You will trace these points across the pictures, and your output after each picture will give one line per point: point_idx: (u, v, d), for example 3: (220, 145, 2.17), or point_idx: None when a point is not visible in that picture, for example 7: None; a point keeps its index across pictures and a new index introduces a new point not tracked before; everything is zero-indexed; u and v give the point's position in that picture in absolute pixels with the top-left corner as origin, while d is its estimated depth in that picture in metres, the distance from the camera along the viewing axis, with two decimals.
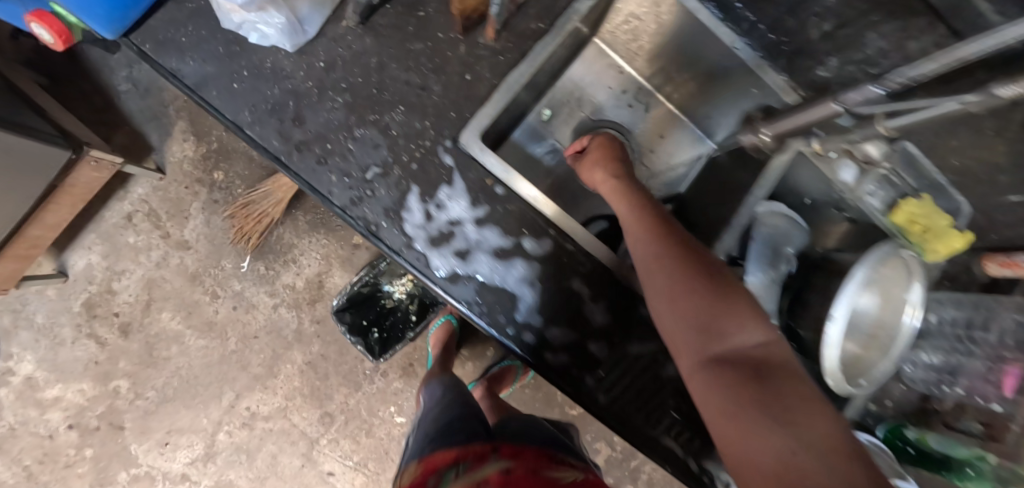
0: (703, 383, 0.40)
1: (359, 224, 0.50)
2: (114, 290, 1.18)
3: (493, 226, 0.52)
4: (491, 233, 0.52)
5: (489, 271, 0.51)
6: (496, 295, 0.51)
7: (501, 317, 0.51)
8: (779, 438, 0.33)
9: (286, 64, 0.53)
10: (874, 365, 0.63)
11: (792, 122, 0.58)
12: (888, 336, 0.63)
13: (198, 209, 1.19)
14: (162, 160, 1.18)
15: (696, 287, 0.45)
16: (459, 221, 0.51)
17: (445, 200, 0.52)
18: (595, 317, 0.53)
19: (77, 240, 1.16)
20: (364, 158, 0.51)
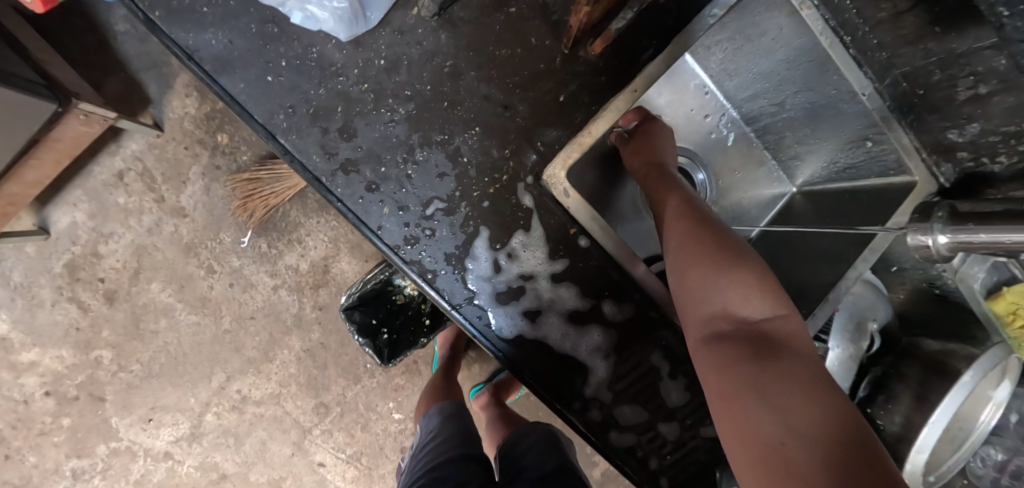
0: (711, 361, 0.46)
1: (439, 263, 0.61)
2: (100, 254, 1.08)
3: (569, 287, 0.61)
4: (568, 292, 0.61)
5: (560, 331, 0.62)
6: (564, 354, 0.62)
7: (569, 377, 0.62)
8: (777, 423, 0.38)
9: (349, 60, 0.58)
10: (945, 460, 0.57)
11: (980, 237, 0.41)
12: (961, 430, 0.57)
13: (197, 173, 1.09)
14: (160, 115, 1.06)
15: (711, 266, 0.48)
16: (535, 276, 0.61)
17: (524, 256, 0.61)
18: (669, 393, 0.63)
19: (61, 196, 1.06)
20: (431, 190, 0.60)
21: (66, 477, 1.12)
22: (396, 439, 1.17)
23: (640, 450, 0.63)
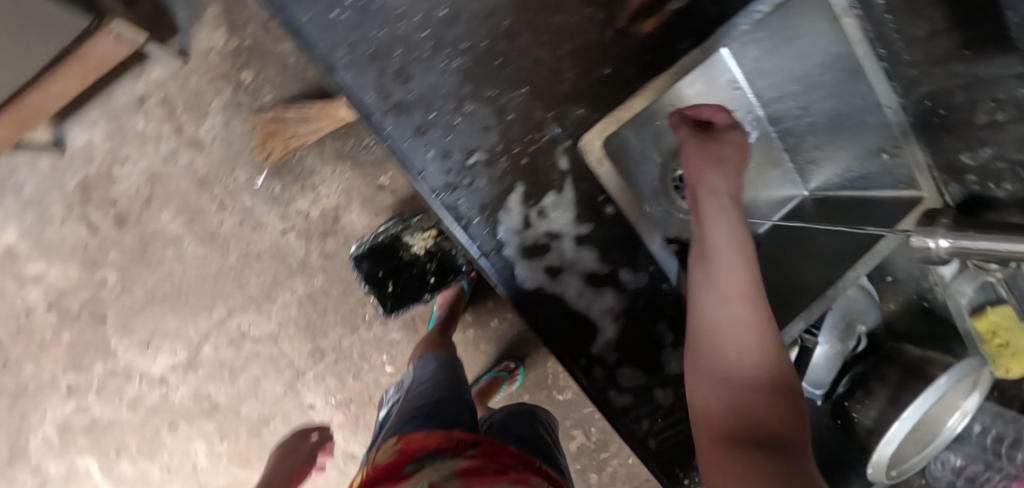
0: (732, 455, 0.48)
1: (472, 212, 0.63)
2: (113, 177, 1.09)
3: (591, 249, 0.65)
4: (589, 253, 0.66)
5: (576, 290, 0.66)
6: (575, 315, 0.66)
7: (576, 338, 0.66)
8: None
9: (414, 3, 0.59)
10: (909, 458, 0.60)
11: (985, 246, 0.45)
12: (929, 433, 0.60)
13: (218, 108, 1.09)
14: (186, 44, 1.06)
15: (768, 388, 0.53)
16: (561, 232, 0.65)
17: (552, 212, 0.64)
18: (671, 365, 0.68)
19: (80, 113, 1.06)
20: (474, 142, 0.62)
21: (61, 391, 1.15)
22: (385, 392, 1.21)
23: (632, 412, 0.68)
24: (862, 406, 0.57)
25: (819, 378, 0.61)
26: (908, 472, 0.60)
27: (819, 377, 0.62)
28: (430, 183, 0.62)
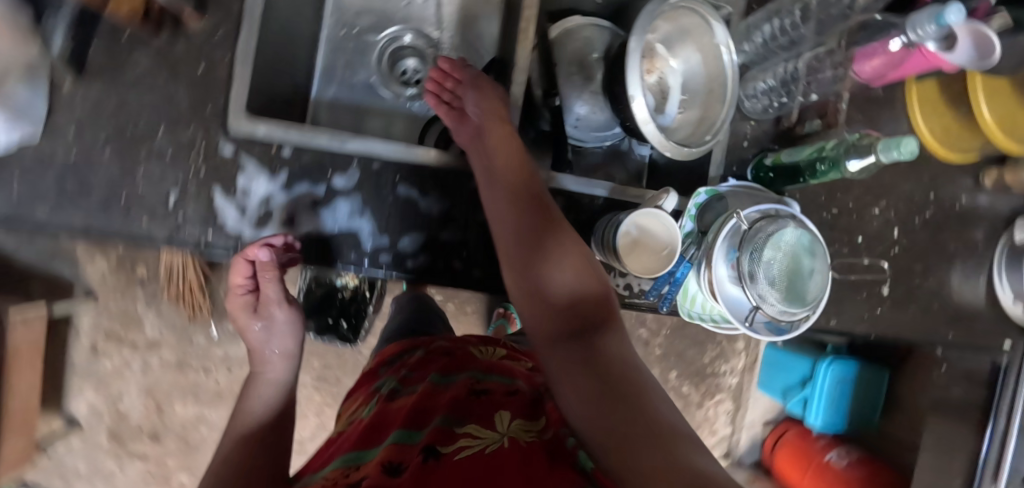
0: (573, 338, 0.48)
1: (186, 245, 0.55)
2: (124, 412, 1.24)
3: (301, 185, 0.56)
4: (302, 188, 0.56)
5: (317, 223, 0.57)
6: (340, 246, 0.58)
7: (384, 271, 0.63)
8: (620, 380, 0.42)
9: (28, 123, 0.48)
10: (720, 113, 0.64)
11: None
12: (719, 80, 0.65)
13: (143, 308, 1.22)
14: (86, 286, 1.19)
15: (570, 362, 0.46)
16: (270, 198, 0.56)
17: (248, 183, 0.56)
18: None
19: (66, 390, 1.21)
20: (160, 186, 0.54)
21: None
22: None
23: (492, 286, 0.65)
24: (624, 114, 0.60)
25: (600, 121, 0.66)
26: (728, 122, 0.64)
27: (604, 122, 0.67)
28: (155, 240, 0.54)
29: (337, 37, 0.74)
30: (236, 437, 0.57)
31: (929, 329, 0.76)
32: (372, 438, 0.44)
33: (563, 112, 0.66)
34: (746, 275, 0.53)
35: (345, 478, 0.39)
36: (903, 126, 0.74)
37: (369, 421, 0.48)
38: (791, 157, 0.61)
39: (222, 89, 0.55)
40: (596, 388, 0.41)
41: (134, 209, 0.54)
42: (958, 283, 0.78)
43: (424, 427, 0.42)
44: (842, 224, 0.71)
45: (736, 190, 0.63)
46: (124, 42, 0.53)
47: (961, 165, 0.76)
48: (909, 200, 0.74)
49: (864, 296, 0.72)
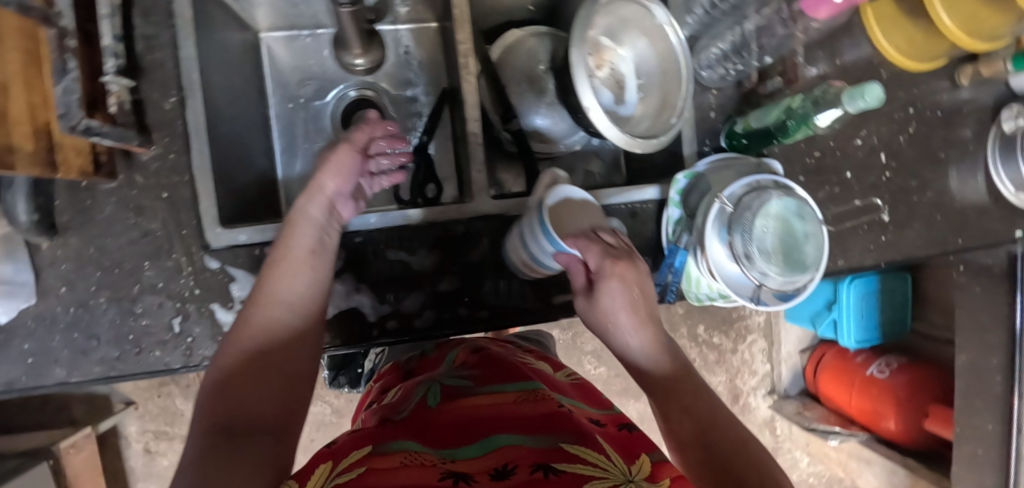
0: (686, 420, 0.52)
1: (202, 364, 0.56)
2: None
3: None
4: None
5: None
6: (337, 325, 0.57)
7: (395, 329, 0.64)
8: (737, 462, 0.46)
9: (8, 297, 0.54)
10: (680, 93, 0.63)
11: None
12: (672, 60, 0.63)
13: (183, 401, 1.19)
14: (122, 395, 1.18)
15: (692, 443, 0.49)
16: None
17: (242, 292, 0.56)
18: None
19: None
20: (163, 316, 0.56)
21: None
22: None
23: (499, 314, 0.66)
24: (583, 120, 0.59)
25: (565, 129, 0.65)
26: (690, 100, 0.63)
27: (570, 127, 0.66)
28: (173, 367, 0.56)
29: (286, 112, 0.73)
30: (231, 463, 0.39)
31: (938, 240, 0.76)
32: (454, 436, 0.49)
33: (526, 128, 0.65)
34: (742, 256, 0.53)
35: (442, 464, 0.42)
36: (866, 49, 0.72)
37: (444, 417, 0.53)
38: (759, 121, 0.60)
39: (193, 207, 0.56)
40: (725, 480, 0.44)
41: (144, 346, 0.56)
42: (959, 188, 0.77)
43: (488, 436, 0.47)
44: (827, 165, 0.70)
45: (713, 165, 0.62)
46: (84, 190, 0.54)
47: (933, 71, 0.75)
48: (889, 121, 0.73)
49: (866, 227, 0.72)
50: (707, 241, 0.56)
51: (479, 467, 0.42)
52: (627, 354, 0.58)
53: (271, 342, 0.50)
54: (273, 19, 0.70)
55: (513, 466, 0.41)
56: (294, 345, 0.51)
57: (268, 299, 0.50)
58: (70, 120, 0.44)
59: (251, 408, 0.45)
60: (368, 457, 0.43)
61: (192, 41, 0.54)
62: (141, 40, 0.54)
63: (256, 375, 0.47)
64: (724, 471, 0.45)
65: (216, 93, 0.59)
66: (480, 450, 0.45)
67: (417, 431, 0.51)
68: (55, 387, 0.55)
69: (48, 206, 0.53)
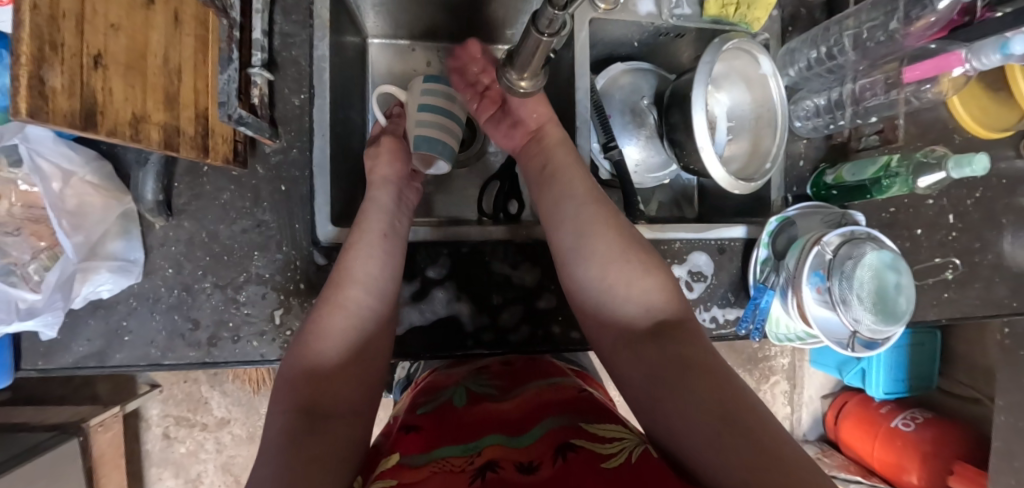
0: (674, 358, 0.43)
1: None
2: None
3: None
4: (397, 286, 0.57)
5: (418, 316, 0.57)
6: (433, 332, 0.57)
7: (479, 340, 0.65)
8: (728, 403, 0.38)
9: None
10: (774, 140, 0.66)
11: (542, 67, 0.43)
12: (769, 108, 0.66)
13: (208, 389, 1.17)
14: (148, 377, 1.16)
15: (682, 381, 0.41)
16: None
17: None
18: None
19: (145, 480, 1.17)
20: (265, 306, 0.56)
21: None
22: None
23: None
24: (687, 157, 0.61)
25: (656, 163, 0.68)
26: (783, 148, 0.66)
27: (663, 160, 0.68)
28: (268, 358, 0.56)
29: (382, 115, 0.75)
30: (302, 450, 0.37)
31: (995, 302, 0.78)
32: (472, 434, 0.44)
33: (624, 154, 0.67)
34: (840, 301, 0.55)
35: (471, 464, 0.39)
36: (942, 113, 0.76)
37: (468, 417, 0.47)
38: (855, 175, 0.62)
39: (307, 202, 0.57)
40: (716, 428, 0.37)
41: (242, 334, 0.56)
42: (1017, 254, 0.80)
43: (523, 433, 0.43)
44: (901, 220, 0.73)
45: (804, 211, 0.64)
46: (205, 175, 0.55)
47: (1000, 140, 0.79)
48: (958, 184, 0.76)
49: (931, 283, 0.74)
50: (802, 285, 0.57)
51: (511, 459, 0.39)
52: (607, 296, 0.49)
53: (343, 316, 0.47)
54: (383, 26, 0.72)
55: (540, 461, 0.38)
56: (371, 323, 0.49)
57: (344, 277, 0.49)
58: (228, 108, 0.45)
59: (333, 387, 0.43)
60: (397, 467, 0.39)
61: (328, 42, 0.56)
62: (281, 35, 0.56)
63: (338, 344, 0.46)
64: (703, 435, 0.37)
65: (336, 92, 0.61)
66: (519, 445, 0.41)
67: (450, 426, 0.46)
68: (146, 367, 0.55)
69: (170, 186, 0.53)
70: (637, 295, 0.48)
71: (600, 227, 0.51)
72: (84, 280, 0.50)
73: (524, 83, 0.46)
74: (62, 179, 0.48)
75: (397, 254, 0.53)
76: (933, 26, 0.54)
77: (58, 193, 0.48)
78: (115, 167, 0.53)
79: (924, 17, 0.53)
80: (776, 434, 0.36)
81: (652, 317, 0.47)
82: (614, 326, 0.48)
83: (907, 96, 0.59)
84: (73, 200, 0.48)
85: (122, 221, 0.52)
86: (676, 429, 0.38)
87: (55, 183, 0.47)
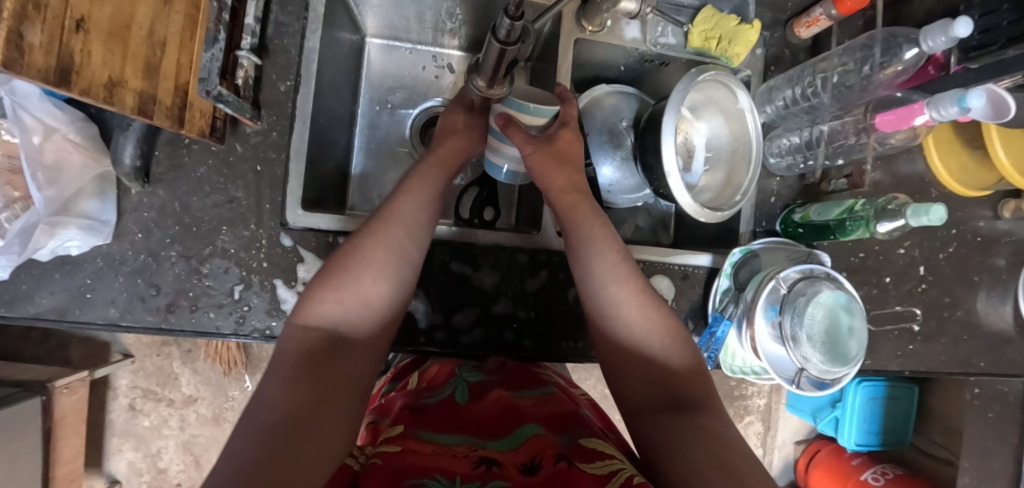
0: (681, 404, 0.46)
1: (251, 334, 0.57)
2: (163, 469, 1.18)
3: None
4: None
5: None
6: None
7: None
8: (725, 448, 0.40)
9: None
10: (745, 175, 0.66)
11: (492, 71, 0.44)
12: (744, 142, 0.67)
13: (180, 365, 1.18)
14: (122, 346, 1.17)
15: (685, 421, 0.44)
16: None
17: (308, 274, 0.58)
18: None
19: (105, 450, 1.17)
20: (226, 281, 0.57)
21: None
22: None
23: None
24: (657, 181, 0.62)
25: (630, 184, 0.70)
26: (754, 182, 0.67)
27: (636, 184, 0.70)
28: (222, 332, 0.57)
29: (371, 112, 0.77)
30: (314, 385, 0.39)
31: (962, 359, 0.78)
32: (476, 430, 0.47)
33: (596, 175, 0.69)
34: (790, 337, 0.55)
35: (472, 450, 0.42)
36: (921, 166, 0.77)
37: (470, 412, 0.50)
38: (820, 215, 0.63)
39: (281, 184, 0.58)
40: (711, 459, 0.39)
41: (200, 305, 0.57)
42: (987, 314, 0.80)
43: (523, 428, 0.47)
44: (870, 266, 0.73)
45: (768, 246, 0.65)
46: (185, 147, 0.57)
47: (977, 198, 0.79)
48: (931, 237, 0.77)
49: (896, 333, 0.74)
50: (755, 317, 0.57)
51: (510, 460, 0.42)
52: (636, 334, 0.51)
53: (381, 258, 0.49)
54: (382, 27, 0.75)
55: (541, 461, 0.41)
56: (405, 267, 0.50)
57: (385, 220, 0.51)
58: (207, 85, 0.47)
59: (354, 323, 0.46)
60: (403, 438, 0.43)
61: (319, 34, 0.58)
62: (276, 23, 0.59)
63: (369, 284, 0.47)
64: (699, 463, 0.39)
65: (324, 82, 0.63)
66: (514, 444, 0.44)
67: (450, 415, 0.49)
68: (102, 327, 0.56)
69: (149, 154, 0.55)
70: (662, 344, 0.50)
71: (636, 291, 0.52)
72: (52, 233, 0.52)
73: (491, 90, 0.48)
74: (45, 134, 0.50)
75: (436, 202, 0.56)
76: (902, 73, 0.59)
77: (38, 144, 0.50)
78: (100, 129, 0.56)
79: (892, 65, 0.58)
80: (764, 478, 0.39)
81: (673, 368, 0.49)
82: (637, 388, 0.49)
83: (875, 142, 0.61)
84: (51, 154, 0.51)
85: (99, 184, 0.54)
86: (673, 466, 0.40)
87: (37, 136, 0.50)
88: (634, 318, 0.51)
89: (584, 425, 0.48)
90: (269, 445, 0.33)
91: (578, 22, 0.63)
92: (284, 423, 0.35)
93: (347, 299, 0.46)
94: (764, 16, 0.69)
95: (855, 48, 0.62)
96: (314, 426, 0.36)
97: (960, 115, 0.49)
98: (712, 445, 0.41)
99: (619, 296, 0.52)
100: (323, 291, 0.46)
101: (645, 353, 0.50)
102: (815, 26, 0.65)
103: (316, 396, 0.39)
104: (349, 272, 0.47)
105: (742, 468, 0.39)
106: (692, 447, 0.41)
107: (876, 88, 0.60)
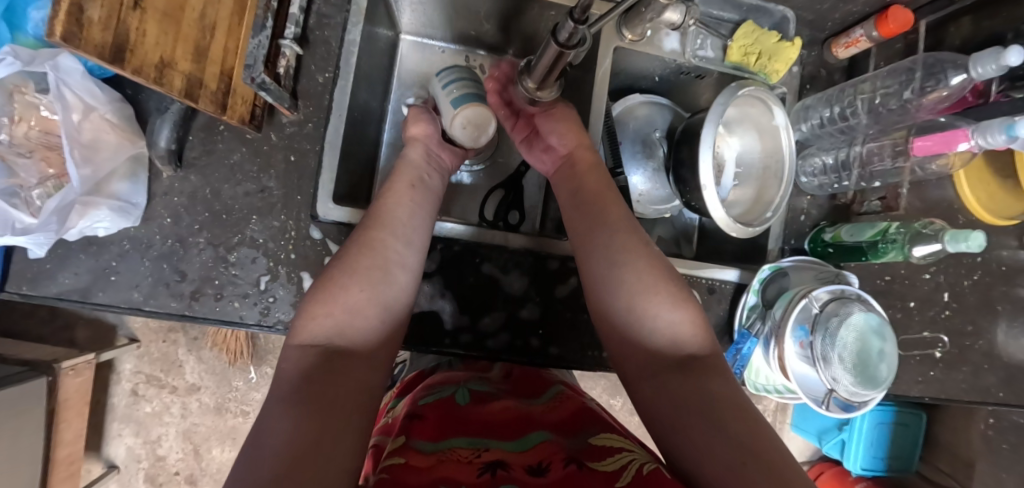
0: (684, 368, 0.43)
1: (274, 326, 0.57)
2: (161, 456, 1.17)
3: None
4: None
5: None
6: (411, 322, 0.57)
7: None
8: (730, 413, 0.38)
9: None
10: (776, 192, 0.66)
11: (547, 73, 0.44)
12: (776, 159, 0.67)
13: (185, 352, 1.17)
14: (129, 331, 1.16)
15: (689, 388, 0.41)
16: None
17: None
18: None
19: (105, 434, 1.16)
20: (253, 271, 0.56)
21: None
22: None
23: None
24: (690, 194, 0.62)
25: (659, 196, 0.70)
26: (785, 200, 0.66)
27: (664, 196, 0.70)
28: (245, 322, 0.56)
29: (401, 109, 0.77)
30: (309, 385, 0.38)
31: (982, 389, 0.77)
32: (488, 434, 0.46)
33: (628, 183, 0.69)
34: (821, 358, 0.55)
35: (477, 457, 0.41)
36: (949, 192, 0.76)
37: (480, 417, 0.50)
38: (853, 237, 0.63)
39: (313, 176, 0.58)
40: (714, 429, 0.37)
41: (225, 294, 0.56)
42: (1009, 345, 0.79)
43: (529, 436, 0.46)
44: (895, 290, 0.73)
45: (797, 264, 0.64)
46: (220, 134, 0.57)
47: (1004, 227, 0.79)
48: (957, 264, 0.76)
49: (917, 359, 0.73)
50: (785, 336, 0.57)
51: (517, 463, 0.41)
52: (632, 296, 0.48)
53: (370, 259, 0.48)
54: (418, 24, 0.74)
55: (549, 465, 0.40)
56: (398, 270, 0.49)
57: (378, 222, 0.51)
58: (253, 71, 0.46)
59: (350, 326, 0.44)
60: (407, 450, 0.41)
61: (360, 28, 0.58)
62: (318, 14, 0.58)
63: (361, 284, 0.46)
64: (704, 437, 0.37)
65: (361, 75, 0.63)
66: (521, 448, 0.44)
67: (458, 420, 0.49)
68: (123, 310, 0.55)
69: (183, 138, 0.55)
70: (657, 304, 0.47)
71: (630, 252, 0.50)
72: (82, 212, 0.51)
73: (541, 93, 0.48)
74: (83, 112, 0.51)
75: (430, 207, 0.55)
76: (945, 100, 0.58)
77: (74, 122, 0.50)
78: (135, 112, 0.55)
79: (937, 91, 0.58)
80: (776, 443, 0.36)
81: (672, 330, 0.46)
82: (635, 355, 0.47)
83: (912, 166, 0.61)
84: (87, 133, 0.51)
85: (132, 166, 0.54)
86: (681, 448, 0.39)
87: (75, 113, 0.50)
88: (628, 280, 0.49)
89: (596, 423, 0.47)
90: (265, 449, 0.32)
91: (619, 30, 0.63)
92: (280, 424, 0.34)
93: (338, 301, 0.44)
94: (803, 34, 0.69)
95: (899, 71, 0.62)
96: (308, 417, 0.35)
97: (1007, 143, 0.50)
98: (717, 412, 0.38)
99: (622, 247, 0.51)
100: (313, 298, 0.44)
101: (642, 319, 0.47)
102: (854, 47, 0.65)
103: (307, 391, 0.37)
104: (342, 280, 0.46)
105: (749, 434, 0.36)
106: (697, 420, 0.38)
107: (914, 114, 0.60)
